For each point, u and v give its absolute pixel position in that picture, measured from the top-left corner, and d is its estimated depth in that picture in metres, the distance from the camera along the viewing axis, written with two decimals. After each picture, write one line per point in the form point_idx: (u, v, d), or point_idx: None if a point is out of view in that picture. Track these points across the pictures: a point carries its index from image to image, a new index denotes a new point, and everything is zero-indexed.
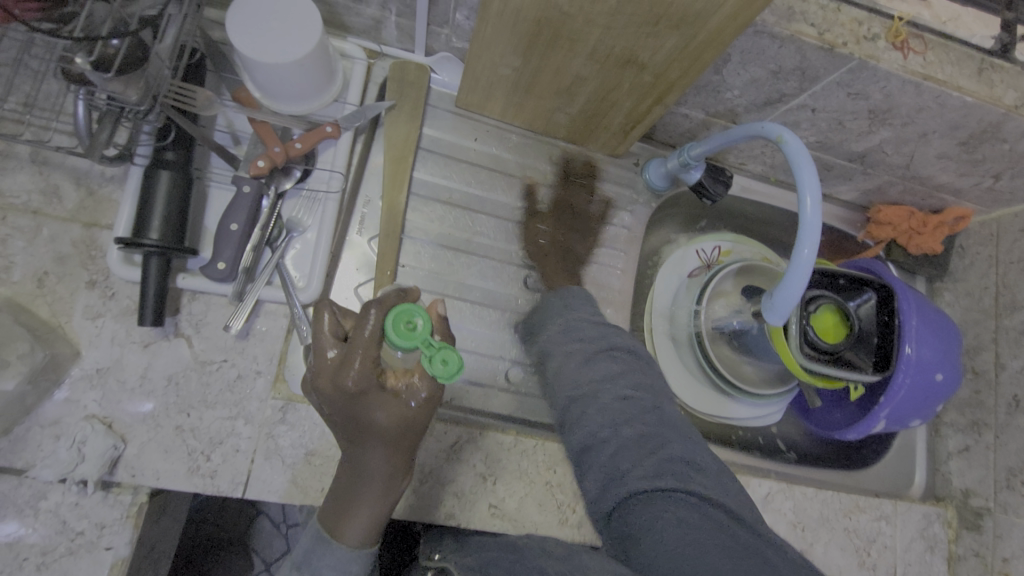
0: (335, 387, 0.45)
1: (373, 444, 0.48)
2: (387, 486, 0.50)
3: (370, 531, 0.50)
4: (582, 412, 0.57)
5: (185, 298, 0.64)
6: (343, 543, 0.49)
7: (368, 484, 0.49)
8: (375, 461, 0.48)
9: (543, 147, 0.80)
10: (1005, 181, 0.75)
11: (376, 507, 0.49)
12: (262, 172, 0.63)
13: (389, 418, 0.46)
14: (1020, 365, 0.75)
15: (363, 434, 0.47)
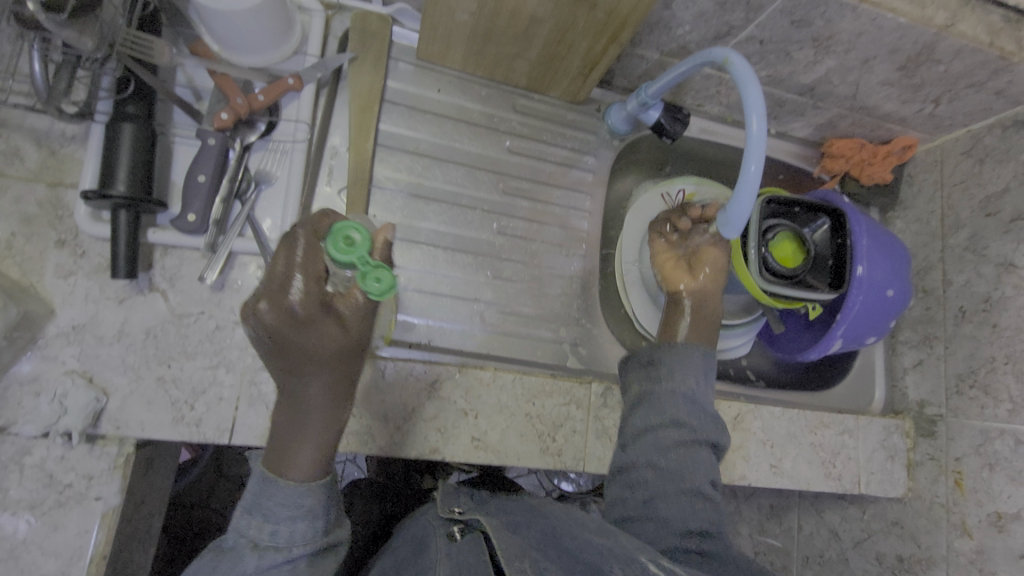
0: (281, 310, 0.46)
1: (314, 374, 0.50)
2: (331, 414, 0.52)
3: (317, 464, 0.52)
4: (657, 480, 0.63)
5: (158, 253, 0.64)
6: (291, 480, 0.51)
7: (310, 417, 0.52)
8: (314, 391, 0.51)
9: (506, 96, 0.82)
10: (945, 105, 0.79)
11: (322, 436, 0.52)
12: (226, 125, 0.64)
13: (329, 342, 0.49)
14: (965, 279, 0.80)
15: (303, 363, 0.50)
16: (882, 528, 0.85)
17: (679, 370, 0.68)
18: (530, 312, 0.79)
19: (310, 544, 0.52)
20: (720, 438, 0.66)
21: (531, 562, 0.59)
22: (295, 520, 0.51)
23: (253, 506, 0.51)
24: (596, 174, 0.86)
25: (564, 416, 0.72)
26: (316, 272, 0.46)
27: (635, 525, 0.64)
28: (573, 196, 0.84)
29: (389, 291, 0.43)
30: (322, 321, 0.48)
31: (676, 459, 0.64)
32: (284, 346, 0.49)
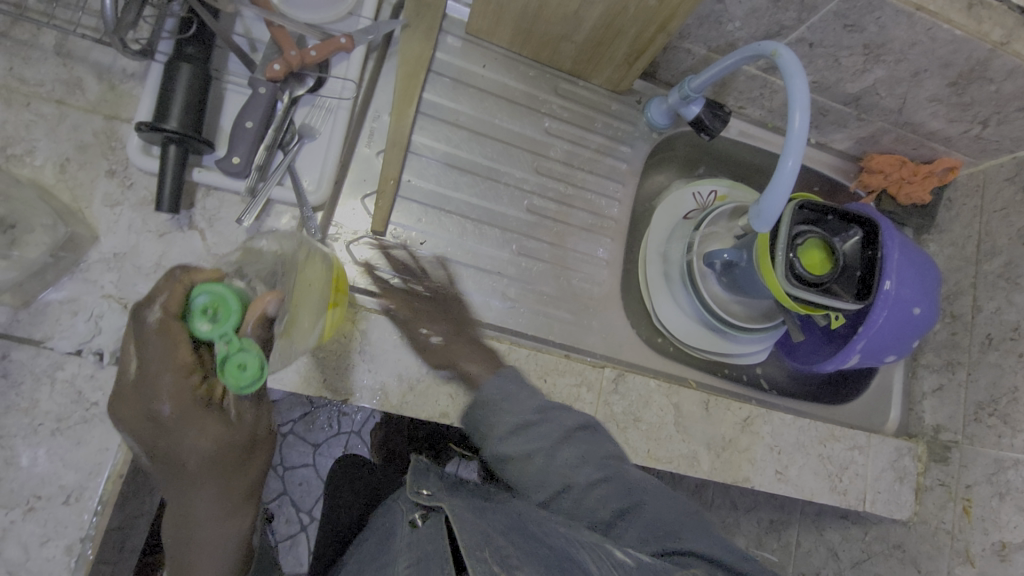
0: (143, 416, 0.45)
1: (200, 487, 0.48)
2: (226, 521, 0.50)
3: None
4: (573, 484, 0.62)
5: (200, 193, 0.66)
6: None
7: (202, 531, 0.49)
8: (203, 502, 0.49)
9: (547, 79, 0.83)
10: (993, 128, 0.77)
11: (220, 548, 0.50)
12: (278, 76, 0.65)
13: (208, 445, 0.46)
14: (995, 307, 0.78)
15: (184, 484, 0.48)
16: (882, 551, 0.84)
17: (521, 400, 0.64)
18: (549, 294, 0.79)
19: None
20: (580, 416, 0.65)
21: (492, 551, 0.55)
22: None
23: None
24: (630, 164, 0.86)
25: (574, 397, 0.73)
26: (183, 361, 0.44)
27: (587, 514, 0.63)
28: (605, 184, 0.85)
29: (253, 382, 0.41)
30: (192, 431, 0.45)
31: (561, 468, 0.62)
32: (160, 461, 0.47)
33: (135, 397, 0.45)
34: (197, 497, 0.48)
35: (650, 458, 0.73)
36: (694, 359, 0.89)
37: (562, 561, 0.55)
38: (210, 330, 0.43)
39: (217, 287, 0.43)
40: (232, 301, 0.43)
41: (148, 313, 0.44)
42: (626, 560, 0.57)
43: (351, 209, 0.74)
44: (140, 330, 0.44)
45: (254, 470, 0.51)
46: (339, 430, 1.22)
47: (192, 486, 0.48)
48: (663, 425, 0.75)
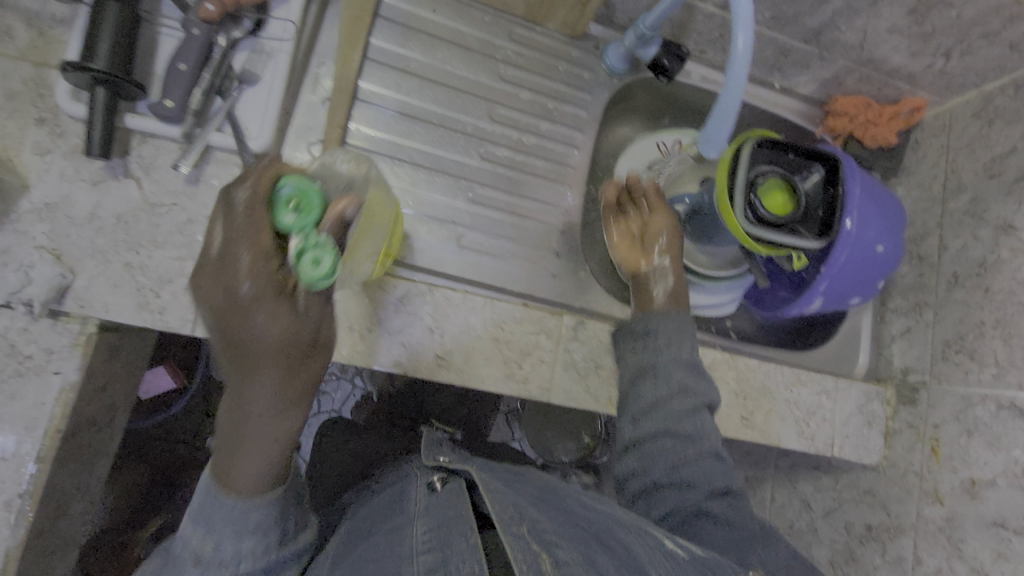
0: (215, 293, 0.41)
1: (259, 381, 0.44)
2: (278, 421, 0.47)
3: (259, 484, 0.50)
4: (672, 446, 0.66)
5: (135, 141, 0.64)
6: (230, 495, 0.50)
7: (254, 427, 0.46)
8: (260, 398, 0.45)
9: (503, 25, 0.81)
10: (957, 60, 0.75)
11: (268, 449, 0.47)
12: (213, 16, 0.63)
13: (273, 338, 0.42)
14: (961, 244, 0.77)
15: (245, 372, 0.44)
16: (853, 497, 0.83)
17: (677, 356, 0.69)
18: (507, 244, 0.77)
19: (259, 557, 0.53)
20: (714, 396, 0.68)
21: (528, 528, 0.57)
22: (241, 537, 0.51)
23: (198, 517, 0.50)
24: (590, 112, 0.84)
25: (533, 345, 0.71)
26: (263, 246, 0.41)
27: (664, 489, 0.66)
28: (565, 132, 0.83)
29: (327, 276, 0.43)
30: (261, 323, 0.41)
31: (688, 420, 0.66)
32: (226, 343, 0.43)
33: (211, 273, 0.41)
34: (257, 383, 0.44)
35: (611, 406, 0.73)
36: None
37: (596, 534, 0.59)
38: (293, 222, 0.42)
39: (302, 181, 0.44)
40: (314, 198, 0.44)
41: (240, 190, 0.41)
42: (677, 551, 0.57)
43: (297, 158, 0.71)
44: (230, 206, 0.41)
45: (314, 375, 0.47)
46: (321, 409, 1.21)
47: (251, 377, 0.44)
48: None
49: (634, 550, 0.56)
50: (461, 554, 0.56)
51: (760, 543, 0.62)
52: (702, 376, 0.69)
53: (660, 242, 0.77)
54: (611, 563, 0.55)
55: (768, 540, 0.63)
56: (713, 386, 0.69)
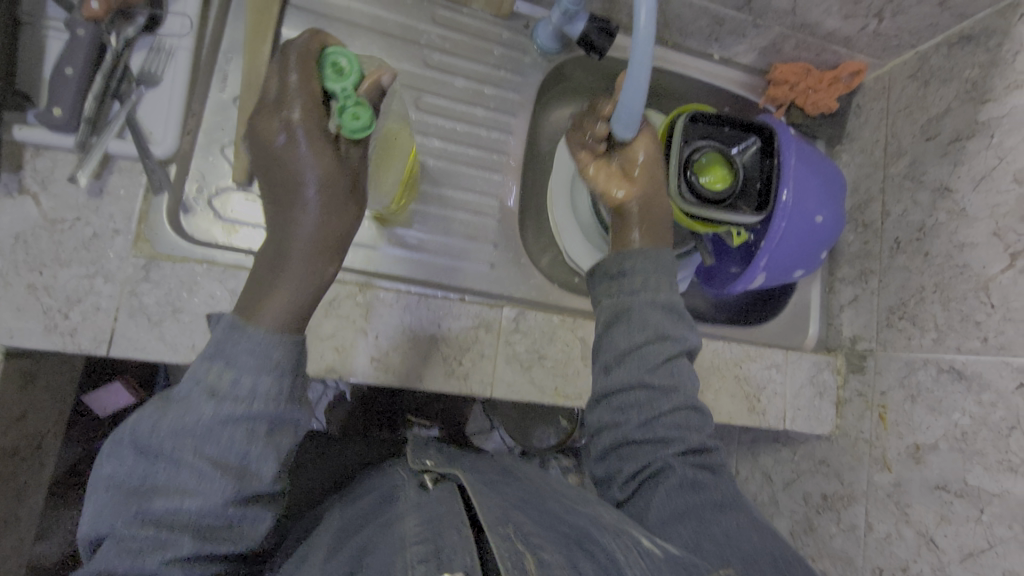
0: (275, 128, 0.51)
1: (304, 207, 0.52)
2: (315, 253, 0.52)
3: (291, 318, 0.49)
4: (651, 398, 0.60)
5: (28, 154, 0.60)
6: (260, 326, 0.47)
7: (292, 253, 0.51)
8: (304, 224, 0.52)
9: (425, 7, 0.77)
10: (889, 21, 0.74)
11: (304, 279, 0.51)
12: (98, 16, 0.59)
13: (319, 164, 0.51)
14: (902, 209, 0.76)
15: (294, 199, 0.52)
16: (809, 468, 0.83)
17: (657, 295, 0.64)
18: (444, 237, 0.75)
19: (274, 404, 0.45)
20: (691, 340, 0.63)
21: (514, 530, 0.53)
22: (258, 373, 0.45)
23: (217, 351, 0.45)
24: (522, 95, 0.81)
25: (471, 340, 0.70)
26: (313, 95, 0.51)
27: (633, 444, 0.61)
28: (498, 118, 0.80)
29: (362, 131, 0.50)
30: (312, 152, 0.51)
31: (666, 372, 0.61)
32: (280, 172, 0.52)
33: (271, 114, 0.51)
34: (303, 209, 0.52)
35: (557, 396, 0.71)
36: None
37: (580, 538, 0.54)
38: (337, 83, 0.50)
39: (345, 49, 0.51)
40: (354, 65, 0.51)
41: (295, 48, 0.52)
42: (653, 550, 0.52)
43: (210, 159, 0.69)
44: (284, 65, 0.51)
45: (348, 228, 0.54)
46: None
47: (299, 203, 0.52)
48: (570, 361, 0.73)
49: (612, 551, 0.51)
50: (454, 545, 0.51)
51: (738, 513, 0.57)
52: (679, 319, 0.63)
53: (640, 163, 0.70)
54: (591, 565, 0.51)
55: (741, 510, 0.58)
56: (690, 329, 0.64)
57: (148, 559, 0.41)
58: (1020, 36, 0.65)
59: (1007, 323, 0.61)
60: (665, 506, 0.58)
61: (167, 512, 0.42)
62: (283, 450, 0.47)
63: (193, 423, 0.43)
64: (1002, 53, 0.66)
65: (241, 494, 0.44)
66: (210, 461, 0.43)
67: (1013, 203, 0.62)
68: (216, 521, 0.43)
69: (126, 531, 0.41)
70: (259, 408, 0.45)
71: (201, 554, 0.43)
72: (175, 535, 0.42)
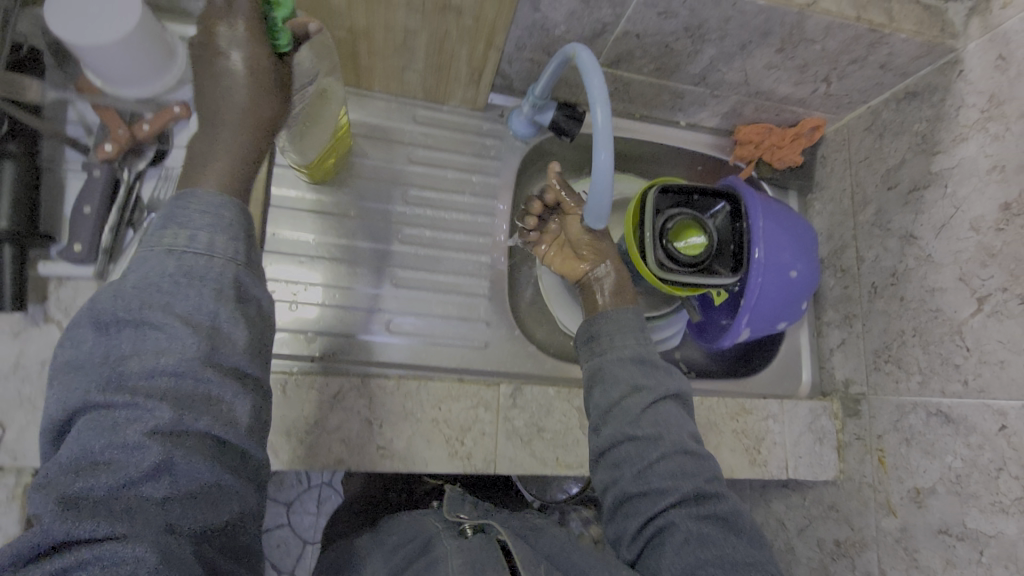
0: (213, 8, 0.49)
1: (234, 76, 0.48)
2: (249, 126, 0.49)
3: (232, 187, 0.47)
4: (639, 450, 0.62)
5: (52, 285, 0.66)
6: (207, 189, 0.46)
7: (223, 123, 0.48)
8: (234, 95, 0.49)
9: (406, 109, 0.84)
10: (837, 84, 0.79)
11: (240, 151, 0.48)
12: (111, 156, 0.67)
13: (251, 41, 0.49)
14: (874, 255, 0.79)
15: (220, 75, 0.49)
16: (821, 514, 0.83)
17: (628, 351, 0.68)
18: (439, 321, 0.79)
19: (232, 264, 0.44)
20: (677, 387, 0.67)
21: (545, 565, 0.62)
22: (212, 230, 0.44)
23: (168, 217, 0.44)
24: (502, 179, 0.87)
25: (472, 420, 0.72)
26: None
27: (635, 501, 0.62)
28: (483, 203, 0.86)
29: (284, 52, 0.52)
30: (245, 31, 0.49)
31: (651, 420, 0.63)
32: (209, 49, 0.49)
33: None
34: (232, 79, 0.48)
35: (559, 467, 0.74)
36: None
37: None
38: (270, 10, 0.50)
39: None
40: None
41: None
42: None
43: None
44: None
45: (283, 100, 0.52)
46: (310, 483, 1.16)
47: (226, 76, 0.48)
48: (568, 431, 0.75)
49: None
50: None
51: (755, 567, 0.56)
52: (654, 368, 0.67)
53: (584, 240, 0.79)
54: None
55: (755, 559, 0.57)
56: (673, 376, 0.68)
57: (128, 433, 0.38)
58: (959, 93, 0.69)
59: (984, 366, 0.63)
60: (676, 564, 0.58)
61: (143, 376, 0.39)
62: (252, 318, 0.45)
63: (157, 278, 0.41)
64: (945, 108, 0.71)
65: (216, 358, 0.42)
66: (180, 318, 0.41)
67: (974, 249, 0.65)
68: (192, 388, 0.40)
69: (102, 402, 0.38)
70: (218, 264, 0.43)
71: (182, 428, 0.40)
72: (151, 406, 0.39)
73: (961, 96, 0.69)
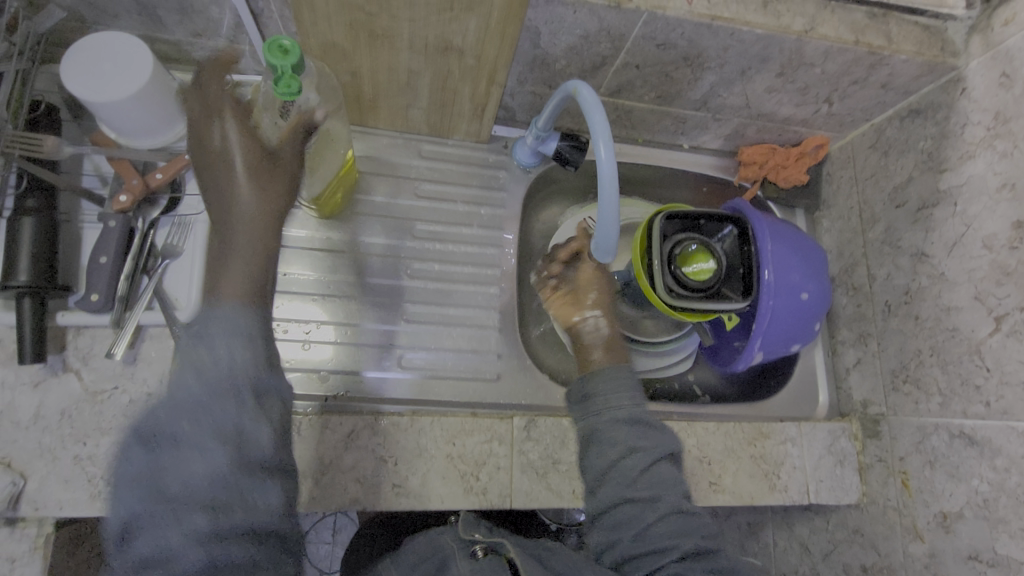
0: (201, 116, 0.50)
1: (234, 178, 0.49)
2: (260, 224, 0.49)
3: (253, 294, 0.48)
4: (637, 510, 0.60)
5: (70, 334, 0.67)
6: (228, 302, 0.47)
7: (234, 229, 0.49)
8: (239, 195, 0.49)
9: (412, 145, 0.85)
10: (839, 104, 0.79)
11: (253, 254, 0.49)
12: (126, 207, 0.69)
13: (241, 141, 0.49)
14: (886, 273, 0.78)
15: (219, 179, 0.49)
16: (845, 538, 0.81)
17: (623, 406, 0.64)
18: (450, 354, 0.80)
19: (254, 369, 0.46)
20: (673, 443, 0.64)
21: None
22: (231, 344, 0.46)
23: (195, 336, 0.46)
24: (508, 209, 0.88)
25: (486, 453, 0.72)
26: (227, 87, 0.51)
27: (635, 563, 0.59)
28: (490, 235, 0.86)
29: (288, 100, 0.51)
30: (234, 134, 0.49)
31: (649, 480, 0.61)
32: (205, 158, 0.50)
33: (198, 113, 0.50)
34: (237, 189, 0.49)
35: (576, 499, 0.73)
36: None
37: None
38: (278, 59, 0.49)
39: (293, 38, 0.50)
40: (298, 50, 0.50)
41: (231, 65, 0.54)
42: None
43: None
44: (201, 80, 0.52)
45: (289, 190, 0.52)
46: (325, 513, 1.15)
47: (227, 181, 0.49)
48: None
49: None
50: None
51: None
52: (650, 428, 0.63)
53: (592, 294, 0.74)
54: None
55: None
56: (670, 432, 0.65)
57: (172, 543, 0.41)
58: (964, 110, 0.69)
59: (1006, 387, 0.62)
60: None
61: (180, 488, 0.42)
62: (274, 417, 0.47)
63: (186, 398, 0.44)
64: (950, 126, 0.70)
65: (246, 462, 0.44)
66: (212, 433, 0.43)
67: (988, 268, 0.64)
68: (225, 493, 0.43)
69: (146, 517, 0.41)
70: (238, 369, 0.45)
71: (220, 531, 0.42)
72: (187, 512, 0.41)
73: (966, 113, 0.68)
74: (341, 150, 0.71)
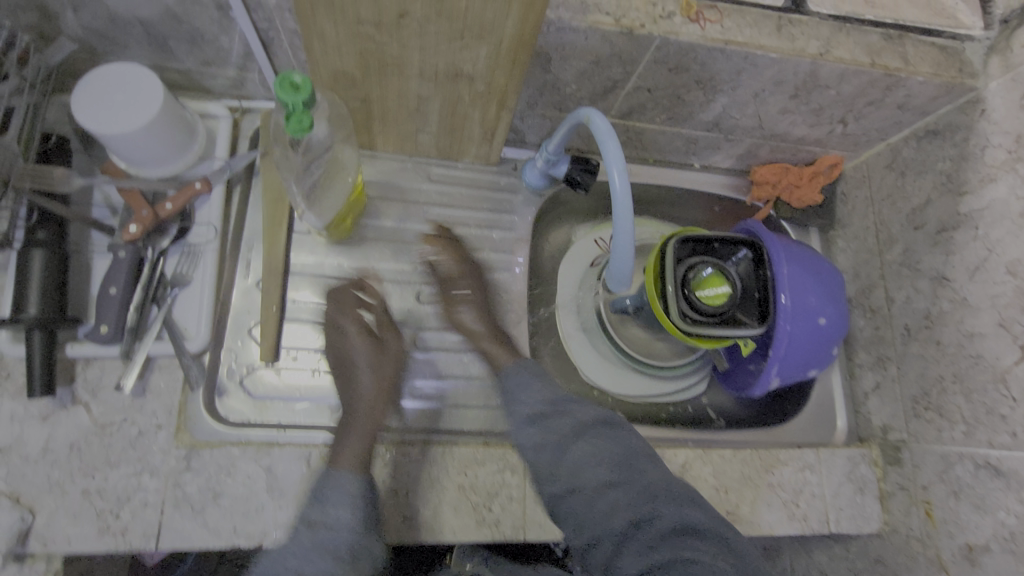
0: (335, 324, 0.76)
1: (361, 371, 0.73)
2: (376, 403, 0.71)
3: (359, 454, 0.64)
4: (573, 498, 0.63)
5: (79, 366, 0.66)
6: (342, 470, 0.62)
7: (359, 412, 0.70)
8: (363, 382, 0.72)
9: (421, 168, 0.84)
10: (854, 124, 0.78)
11: (368, 431, 0.67)
12: (135, 237, 0.67)
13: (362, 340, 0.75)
14: (905, 296, 0.77)
15: (348, 369, 0.74)
16: (867, 567, 0.79)
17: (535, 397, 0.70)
18: (461, 381, 0.79)
19: (355, 527, 0.59)
20: (597, 418, 0.69)
21: None
22: (339, 504, 0.60)
23: (315, 494, 0.61)
24: (517, 232, 0.87)
25: (498, 484, 0.70)
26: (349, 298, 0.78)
27: (598, 548, 0.61)
28: (499, 258, 0.86)
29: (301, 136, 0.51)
30: (357, 336, 0.75)
31: (569, 467, 0.64)
32: (340, 359, 0.75)
33: (333, 325, 0.77)
34: (361, 380, 0.73)
35: None
36: (629, 405, 0.88)
37: None
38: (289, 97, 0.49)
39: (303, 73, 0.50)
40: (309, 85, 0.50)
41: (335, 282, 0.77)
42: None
43: (239, 343, 0.73)
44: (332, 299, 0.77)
45: (393, 375, 0.75)
46: None
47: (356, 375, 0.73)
48: None
49: None
50: None
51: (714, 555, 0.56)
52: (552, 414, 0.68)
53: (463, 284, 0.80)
54: None
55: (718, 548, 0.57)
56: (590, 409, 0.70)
57: None
58: (984, 132, 0.68)
59: None
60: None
61: None
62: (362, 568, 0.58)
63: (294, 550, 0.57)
64: (969, 148, 0.69)
65: None
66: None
67: (1012, 294, 0.63)
68: None
69: None
70: (345, 534, 0.58)
71: None
72: None
73: (986, 135, 0.67)
74: (350, 176, 0.70)
